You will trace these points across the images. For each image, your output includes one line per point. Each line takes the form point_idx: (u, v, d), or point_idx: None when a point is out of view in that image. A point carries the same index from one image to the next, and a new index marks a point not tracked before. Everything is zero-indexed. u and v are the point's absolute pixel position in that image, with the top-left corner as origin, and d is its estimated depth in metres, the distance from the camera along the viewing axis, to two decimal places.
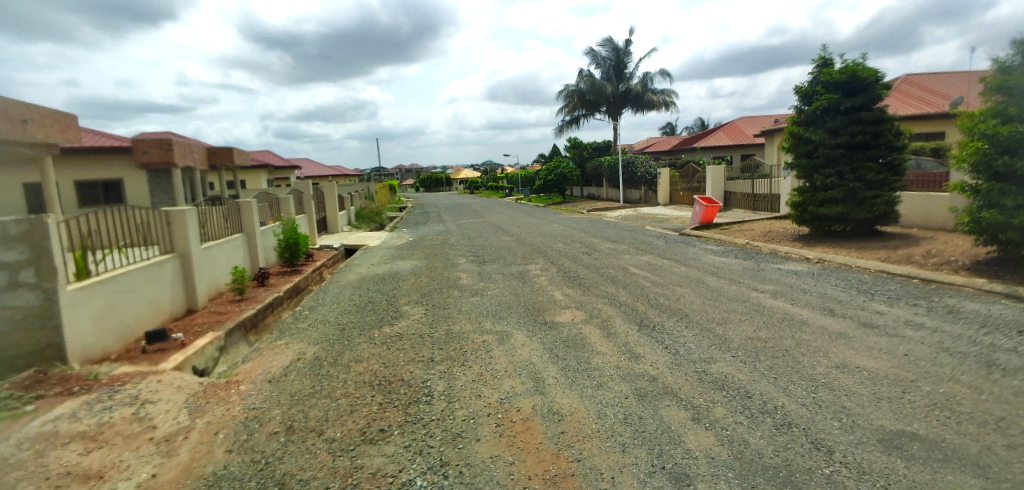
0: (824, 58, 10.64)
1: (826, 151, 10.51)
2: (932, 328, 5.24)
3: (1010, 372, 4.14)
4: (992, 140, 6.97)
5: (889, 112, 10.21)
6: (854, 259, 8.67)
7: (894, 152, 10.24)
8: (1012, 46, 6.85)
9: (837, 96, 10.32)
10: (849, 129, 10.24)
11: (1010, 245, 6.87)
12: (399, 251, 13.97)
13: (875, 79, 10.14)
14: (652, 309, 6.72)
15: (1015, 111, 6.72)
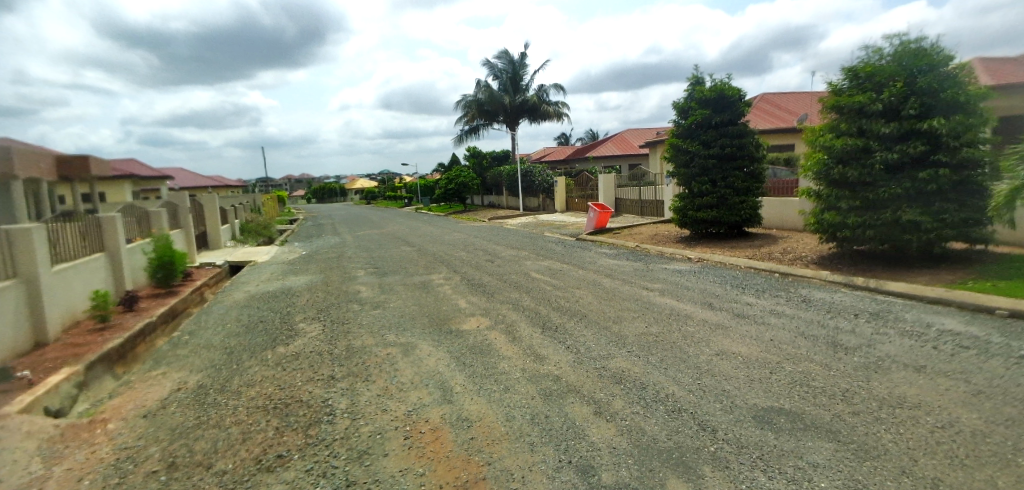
0: (696, 76, 11.80)
1: (701, 161, 11.64)
2: (790, 315, 6.05)
3: (851, 350, 4.89)
4: (829, 152, 8.20)
5: (750, 127, 11.59)
6: (727, 258, 9.72)
7: (756, 162, 11.64)
8: (842, 72, 8.17)
9: (708, 112, 11.52)
10: (719, 141, 11.48)
11: (846, 242, 8.13)
12: (292, 266, 13.17)
13: (739, 97, 11.49)
14: (554, 311, 7.02)
15: (846, 127, 8.02)
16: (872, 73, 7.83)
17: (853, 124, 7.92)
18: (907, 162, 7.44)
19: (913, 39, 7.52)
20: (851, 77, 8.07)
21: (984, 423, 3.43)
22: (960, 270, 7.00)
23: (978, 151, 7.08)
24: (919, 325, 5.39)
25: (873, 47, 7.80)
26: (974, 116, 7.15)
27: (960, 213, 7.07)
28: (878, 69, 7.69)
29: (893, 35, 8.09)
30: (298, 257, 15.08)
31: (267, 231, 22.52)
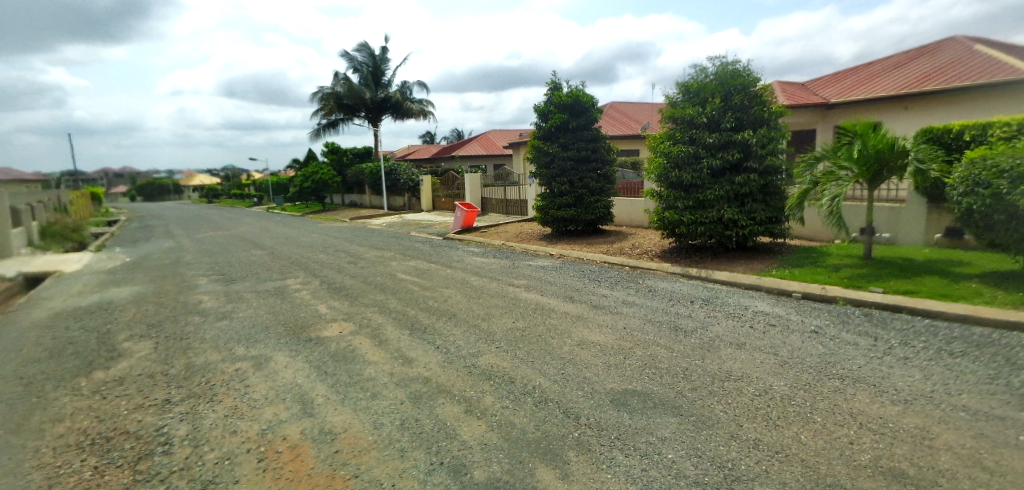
0: (554, 82, 12.42)
1: (560, 163, 12.35)
2: (639, 304, 6.68)
3: (688, 332, 5.54)
4: (666, 157, 9.17)
5: (602, 133, 12.55)
6: (586, 253, 10.42)
7: (608, 165, 12.62)
8: (676, 87, 9.19)
9: (565, 117, 12.19)
10: (575, 144, 12.29)
11: (682, 237, 9.21)
12: (109, 275, 11.18)
13: (592, 104, 12.28)
14: (422, 313, 6.90)
15: (679, 136, 9.04)
16: (698, 88, 8.90)
17: (685, 133, 8.98)
18: (727, 168, 8.66)
19: (729, 61, 8.76)
20: (683, 92, 9.12)
21: (788, 389, 4.10)
22: (766, 260, 8.35)
23: (777, 159, 8.53)
24: (738, 308, 6.30)
25: (699, 66, 8.90)
26: (774, 130, 8.59)
27: (764, 212, 8.56)
28: (703, 86, 8.79)
29: (714, 57, 9.34)
30: (118, 264, 12.88)
31: (72, 234, 18.95)
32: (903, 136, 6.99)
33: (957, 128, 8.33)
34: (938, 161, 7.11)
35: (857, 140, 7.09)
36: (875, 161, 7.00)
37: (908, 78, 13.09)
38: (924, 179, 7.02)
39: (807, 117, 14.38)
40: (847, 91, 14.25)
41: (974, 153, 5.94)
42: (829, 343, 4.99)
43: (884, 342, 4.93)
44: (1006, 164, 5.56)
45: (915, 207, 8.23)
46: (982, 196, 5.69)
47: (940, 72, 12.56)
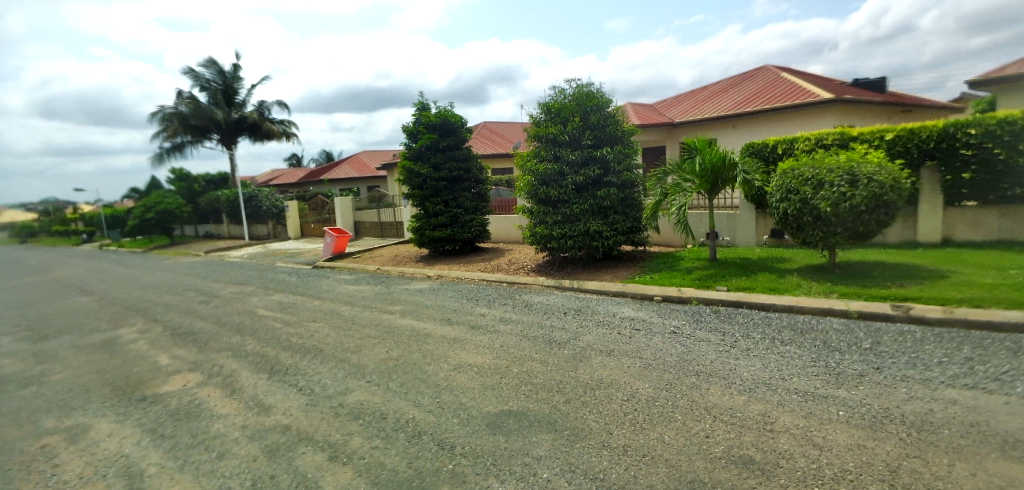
0: (422, 102, 12.28)
1: (433, 183, 12.20)
2: (516, 320, 6.67)
3: (562, 344, 5.63)
4: (534, 175, 9.51)
5: (473, 152, 12.66)
6: (464, 273, 10.31)
7: (481, 183, 12.75)
8: (539, 107, 9.58)
9: (435, 137, 12.08)
10: (447, 164, 12.22)
11: (555, 250, 9.54)
12: None
13: (461, 124, 12.32)
14: (283, 352, 6.18)
15: (544, 154, 9.42)
16: (559, 109, 9.34)
17: (550, 152, 9.38)
18: (590, 183, 9.20)
19: (584, 84, 9.35)
20: (545, 112, 9.53)
21: (652, 390, 4.28)
22: (630, 267, 8.94)
23: (633, 174, 9.24)
24: (608, 315, 6.59)
25: (558, 87, 9.38)
26: (627, 147, 9.29)
27: (624, 223, 9.20)
28: (563, 106, 9.27)
29: (570, 79, 9.91)
30: None
31: None
32: (731, 151, 7.95)
33: (772, 142, 9.74)
34: (760, 173, 8.20)
35: (697, 155, 7.93)
36: (711, 174, 7.87)
37: (732, 101, 15.19)
38: (750, 188, 8.04)
39: (657, 136, 16.00)
40: (687, 112, 16.12)
41: (784, 165, 6.91)
42: (686, 342, 5.37)
43: (730, 336, 5.42)
44: (808, 174, 6.53)
45: (747, 213, 9.41)
46: (793, 201, 6.62)
47: (755, 97, 14.74)
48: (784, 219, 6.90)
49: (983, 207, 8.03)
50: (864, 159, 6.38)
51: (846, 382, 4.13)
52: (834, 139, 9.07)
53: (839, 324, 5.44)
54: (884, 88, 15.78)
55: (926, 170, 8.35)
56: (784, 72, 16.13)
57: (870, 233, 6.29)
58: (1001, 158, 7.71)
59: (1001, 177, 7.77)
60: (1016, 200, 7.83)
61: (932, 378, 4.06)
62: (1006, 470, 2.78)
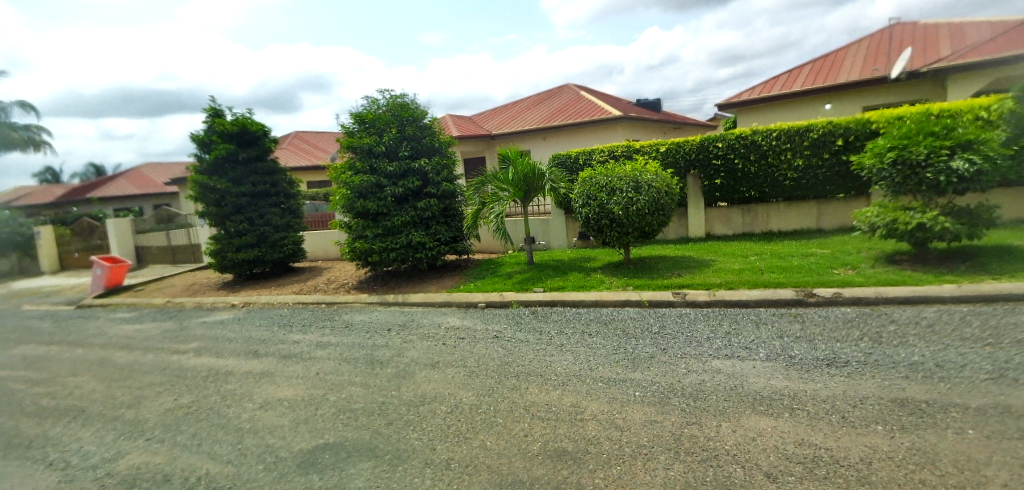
0: (214, 108, 10.84)
1: (234, 199, 10.86)
2: (334, 344, 6.21)
3: (384, 363, 5.39)
4: (350, 188, 9.13)
5: (281, 164, 11.61)
6: (276, 297, 9.36)
7: (292, 198, 11.76)
8: (351, 117, 9.20)
9: (233, 147, 10.73)
10: (250, 178, 10.99)
11: (376, 264, 9.30)
12: None
13: (263, 133, 11.18)
14: (23, 422, 4.77)
15: (360, 166, 9.11)
16: (373, 119, 9.08)
17: (364, 164, 9.10)
18: (409, 195, 9.18)
19: (397, 95, 9.25)
20: (358, 123, 9.19)
21: (474, 398, 4.33)
22: (454, 276, 9.11)
23: (452, 185, 9.48)
24: (431, 327, 6.57)
25: (370, 98, 9.12)
26: (445, 158, 9.48)
27: (446, 232, 9.38)
28: (376, 116, 9.05)
29: (384, 89, 9.73)
30: None
31: None
32: (539, 162, 8.61)
33: (574, 153, 10.84)
34: (565, 181, 9.04)
35: (510, 166, 8.44)
36: (523, 182, 8.46)
37: (540, 116, 16.62)
38: (557, 195, 8.82)
39: (475, 147, 16.74)
40: (502, 125, 17.19)
41: (584, 174, 7.69)
42: (507, 345, 5.60)
43: (546, 334, 5.81)
44: (602, 182, 7.37)
45: (557, 218, 10.32)
46: (592, 206, 7.40)
47: (559, 113, 16.33)
48: (586, 223, 7.66)
49: (730, 207, 10.00)
50: (644, 168, 7.44)
51: (640, 365, 4.71)
52: (622, 151, 10.46)
53: (633, 313, 6.21)
54: (659, 108, 18.83)
55: (691, 178, 10.13)
56: (582, 91, 18.15)
57: (654, 232, 7.36)
58: (739, 167, 9.70)
59: (739, 182, 9.78)
60: (752, 201, 9.91)
61: (702, 353, 4.86)
62: (755, 423, 3.43)
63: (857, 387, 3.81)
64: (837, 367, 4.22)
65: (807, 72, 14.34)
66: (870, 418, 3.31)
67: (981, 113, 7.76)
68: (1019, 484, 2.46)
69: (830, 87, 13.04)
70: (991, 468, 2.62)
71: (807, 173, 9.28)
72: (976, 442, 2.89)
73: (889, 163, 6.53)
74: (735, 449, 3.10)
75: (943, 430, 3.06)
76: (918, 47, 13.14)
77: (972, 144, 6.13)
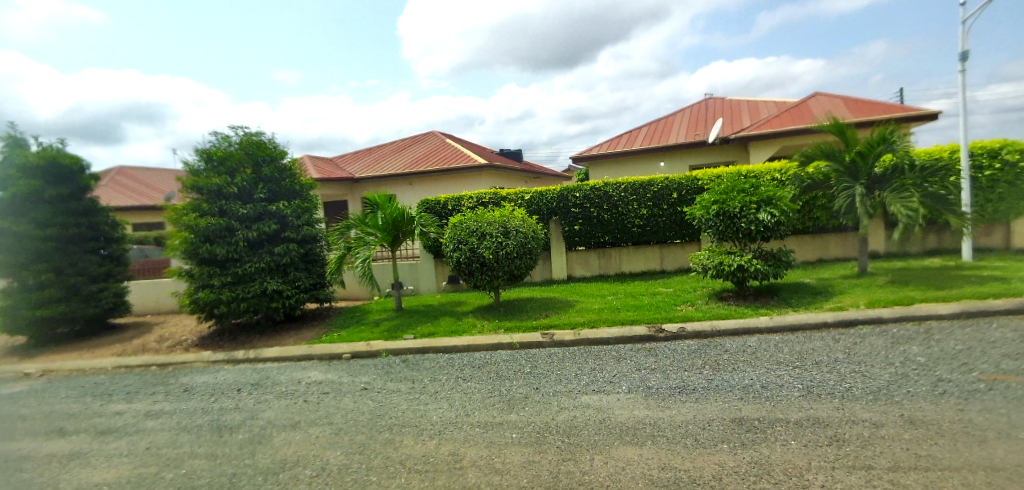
0: (10, 135, 9.01)
1: (33, 244, 8.95)
2: (169, 412, 5.31)
3: (236, 428, 4.74)
4: (194, 231, 8.15)
5: (102, 203, 9.95)
6: (88, 361, 7.75)
7: (114, 242, 10.06)
8: (196, 153, 8.31)
9: (40, 182, 8.96)
10: (58, 219, 9.21)
11: (224, 317, 8.34)
12: None
13: (80, 167, 9.57)
14: None
15: (207, 207, 8.20)
16: (223, 157, 8.30)
17: (213, 204, 8.22)
18: (264, 239, 8.49)
19: (253, 132, 8.62)
20: (205, 159, 8.33)
21: (344, 457, 4.00)
22: (316, 326, 8.48)
23: (314, 228, 8.99)
24: (291, 384, 5.99)
25: (220, 133, 8.37)
26: (306, 201, 9.02)
27: (307, 280, 8.81)
28: (228, 154, 8.30)
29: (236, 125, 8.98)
30: None
31: None
32: (409, 206, 8.59)
33: (442, 199, 11.02)
34: (435, 226, 9.10)
35: (379, 210, 8.30)
36: (392, 227, 8.36)
37: (406, 161, 16.71)
38: (427, 240, 8.83)
39: (337, 190, 16.18)
40: (366, 168, 16.90)
41: (454, 219, 7.83)
42: (378, 397, 5.32)
43: (419, 382, 5.66)
44: (472, 227, 7.58)
45: (426, 262, 10.30)
46: (463, 251, 7.55)
47: (425, 159, 16.58)
48: (457, 267, 7.76)
49: (587, 251, 10.92)
50: (511, 214, 7.83)
51: (515, 406, 4.81)
52: (489, 198, 10.92)
53: (506, 356, 6.36)
54: (519, 158, 20.16)
55: (552, 224, 10.91)
56: (447, 138, 18.73)
57: (522, 275, 7.72)
58: (593, 215, 10.71)
59: (594, 229, 10.77)
60: (605, 245, 10.95)
61: (571, 389, 5.13)
62: (624, 453, 3.69)
63: (703, 411, 4.32)
64: (686, 394, 4.76)
65: (644, 133, 16.58)
66: (717, 438, 3.77)
67: (775, 176, 9.67)
68: (831, 483, 3.01)
69: (663, 147, 15.22)
70: (811, 472, 3.16)
71: (649, 222, 10.58)
72: (796, 450, 3.47)
73: (713, 214, 7.78)
74: (608, 480, 3.31)
75: (772, 443, 3.62)
76: (725, 119, 16.06)
77: (768, 200, 7.60)
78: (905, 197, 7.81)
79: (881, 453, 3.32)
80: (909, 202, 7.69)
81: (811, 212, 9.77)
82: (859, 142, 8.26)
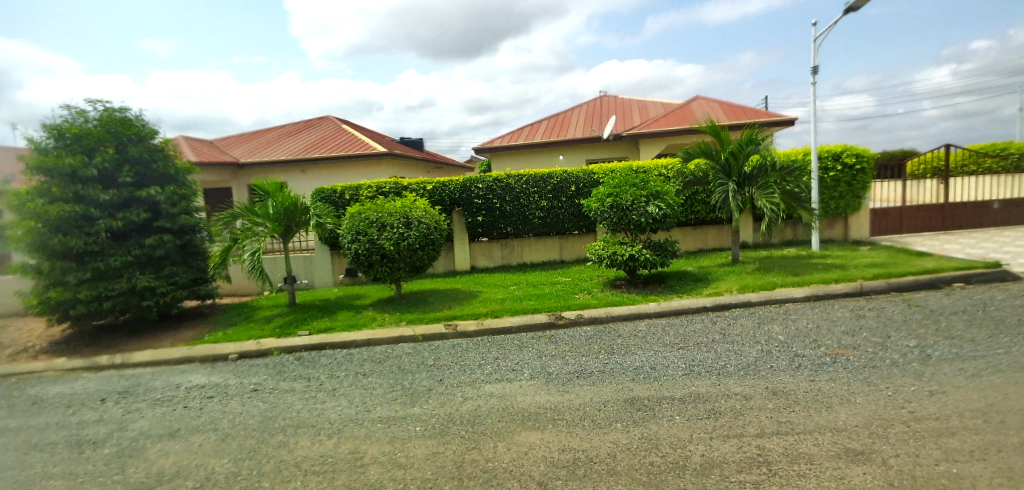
0: None
1: None
2: (12, 430, 4.55)
3: (100, 443, 4.18)
4: (43, 220, 7.00)
5: None
6: None
7: None
8: (43, 129, 7.11)
9: None
10: None
11: (82, 318, 7.33)
12: None
13: None
14: None
15: (58, 192, 7.10)
16: (78, 135, 7.21)
17: (67, 189, 7.13)
18: (132, 230, 7.56)
19: (115, 108, 7.56)
20: (55, 136, 7.16)
21: (231, 465, 3.70)
22: (197, 326, 7.73)
23: (192, 218, 8.16)
24: (168, 390, 5.41)
25: (74, 108, 7.25)
26: (183, 187, 8.15)
27: (186, 274, 8.02)
28: (84, 131, 7.21)
29: (95, 99, 7.83)
30: None
31: None
32: (303, 195, 8.08)
33: (339, 188, 10.53)
34: (333, 216, 8.67)
35: (269, 199, 7.73)
36: (284, 217, 7.83)
37: (299, 146, 15.71)
38: (324, 231, 8.39)
39: (220, 176, 14.80)
40: (254, 153, 15.61)
41: (352, 209, 7.52)
42: (270, 398, 4.98)
43: (316, 380, 5.39)
44: (372, 217, 7.33)
45: (321, 254, 9.80)
46: (362, 242, 7.28)
47: (321, 144, 15.68)
48: (356, 259, 7.47)
49: (490, 242, 11.05)
50: (413, 205, 7.68)
51: (418, 399, 4.76)
52: (390, 188, 10.63)
53: (409, 348, 6.27)
54: (421, 147, 19.83)
55: (456, 215, 10.89)
56: (344, 124, 17.90)
57: (424, 267, 7.63)
58: (497, 207, 10.85)
59: (498, 220, 10.92)
60: (508, 236, 11.16)
61: (475, 379, 5.19)
62: (526, 438, 3.82)
63: (598, 393, 4.59)
64: (583, 378, 5.03)
65: (544, 127, 17.08)
66: (611, 418, 4.03)
67: (663, 172, 10.45)
68: (709, 452, 3.35)
69: (563, 141, 15.79)
70: (692, 443, 3.51)
71: (550, 214, 10.94)
72: (680, 424, 3.81)
73: (609, 206, 8.22)
74: (511, 465, 3.40)
75: (659, 419, 3.94)
76: (619, 116, 17.04)
77: (657, 194, 8.20)
78: (770, 193, 8.84)
79: (749, 422, 3.76)
80: (772, 198, 8.72)
81: (693, 206, 10.72)
82: (733, 142, 9.17)
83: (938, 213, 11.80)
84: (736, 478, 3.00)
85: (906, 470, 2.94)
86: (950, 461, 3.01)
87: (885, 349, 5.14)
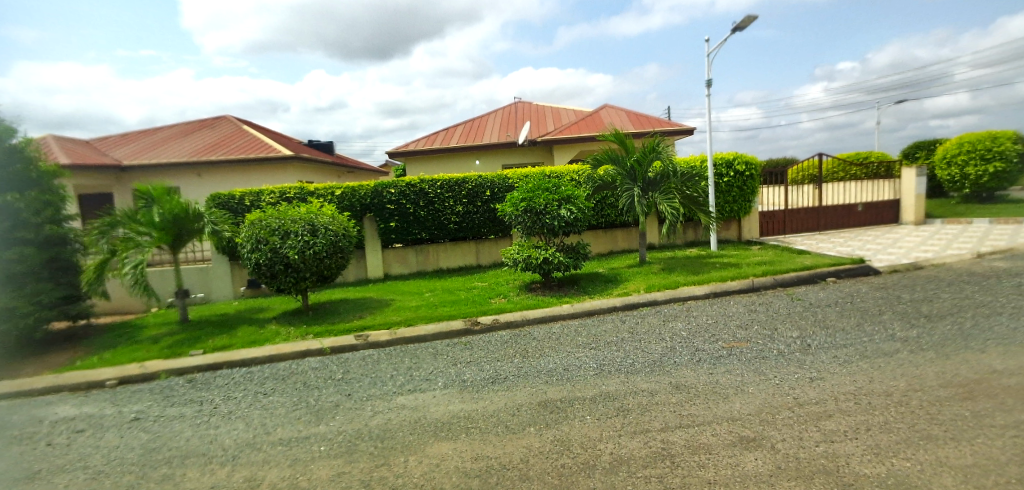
0: None
1: None
2: None
3: None
4: None
5: None
6: None
7: None
8: None
9: None
10: None
11: None
12: None
13: None
14: None
15: None
16: None
17: None
18: None
19: None
20: None
21: None
22: (68, 350, 6.81)
23: (59, 228, 7.19)
24: (27, 425, 4.70)
25: None
26: (47, 193, 7.17)
27: (53, 293, 7.05)
28: None
29: None
30: None
31: None
32: (195, 201, 7.42)
33: (238, 193, 9.81)
34: (231, 224, 8.04)
35: (153, 206, 7.01)
36: (172, 225, 7.13)
37: (193, 148, 14.46)
38: (221, 240, 7.75)
39: (97, 180, 13.29)
40: (138, 154, 14.19)
41: (251, 216, 7.02)
42: (155, 427, 4.49)
43: (209, 404, 4.93)
44: (274, 224, 6.89)
45: (218, 265, 9.07)
46: (263, 251, 6.81)
47: (218, 146, 14.54)
48: (257, 269, 6.97)
49: (405, 248, 10.80)
50: (320, 211, 7.32)
51: (324, 417, 4.50)
52: (295, 194, 10.08)
53: (316, 363, 5.94)
54: (332, 150, 19.05)
55: (367, 221, 10.52)
56: (245, 124, 16.76)
57: (332, 276, 7.29)
58: (411, 212, 10.64)
59: (412, 225, 10.71)
60: (423, 242, 10.97)
61: (386, 392, 5.01)
62: (438, 449, 3.73)
63: (512, 398, 4.61)
64: (498, 383, 5.02)
65: (460, 131, 17.06)
66: (525, 422, 4.06)
67: (575, 177, 10.80)
68: (619, 450, 3.47)
69: (479, 146, 15.84)
70: (602, 442, 3.61)
71: (465, 219, 10.90)
72: (591, 424, 3.91)
73: (523, 211, 8.33)
74: (423, 480, 3.30)
75: (570, 420, 4.02)
76: (533, 122, 17.42)
77: (570, 198, 8.45)
78: (671, 197, 9.43)
79: (655, 417, 3.94)
80: (673, 203, 9.31)
81: (603, 210, 11.17)
82: (637, 150, 9.66)
83: (815, 215, 13.23)
84: (642, 474, 3.13)
85: (792, 453, 3.22)
86: (827, 441, 3.34)
87: (773, 340, 5.64)
